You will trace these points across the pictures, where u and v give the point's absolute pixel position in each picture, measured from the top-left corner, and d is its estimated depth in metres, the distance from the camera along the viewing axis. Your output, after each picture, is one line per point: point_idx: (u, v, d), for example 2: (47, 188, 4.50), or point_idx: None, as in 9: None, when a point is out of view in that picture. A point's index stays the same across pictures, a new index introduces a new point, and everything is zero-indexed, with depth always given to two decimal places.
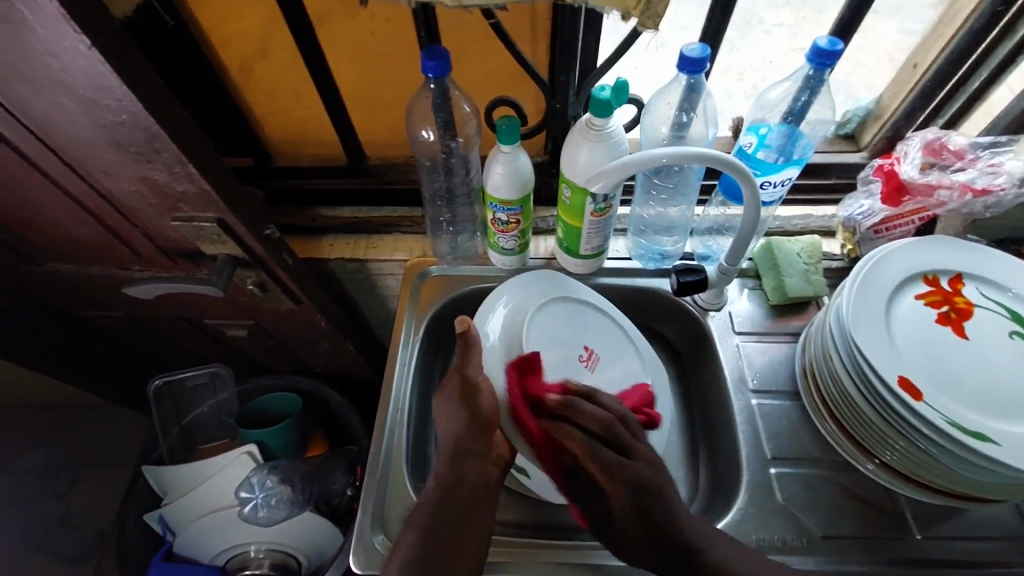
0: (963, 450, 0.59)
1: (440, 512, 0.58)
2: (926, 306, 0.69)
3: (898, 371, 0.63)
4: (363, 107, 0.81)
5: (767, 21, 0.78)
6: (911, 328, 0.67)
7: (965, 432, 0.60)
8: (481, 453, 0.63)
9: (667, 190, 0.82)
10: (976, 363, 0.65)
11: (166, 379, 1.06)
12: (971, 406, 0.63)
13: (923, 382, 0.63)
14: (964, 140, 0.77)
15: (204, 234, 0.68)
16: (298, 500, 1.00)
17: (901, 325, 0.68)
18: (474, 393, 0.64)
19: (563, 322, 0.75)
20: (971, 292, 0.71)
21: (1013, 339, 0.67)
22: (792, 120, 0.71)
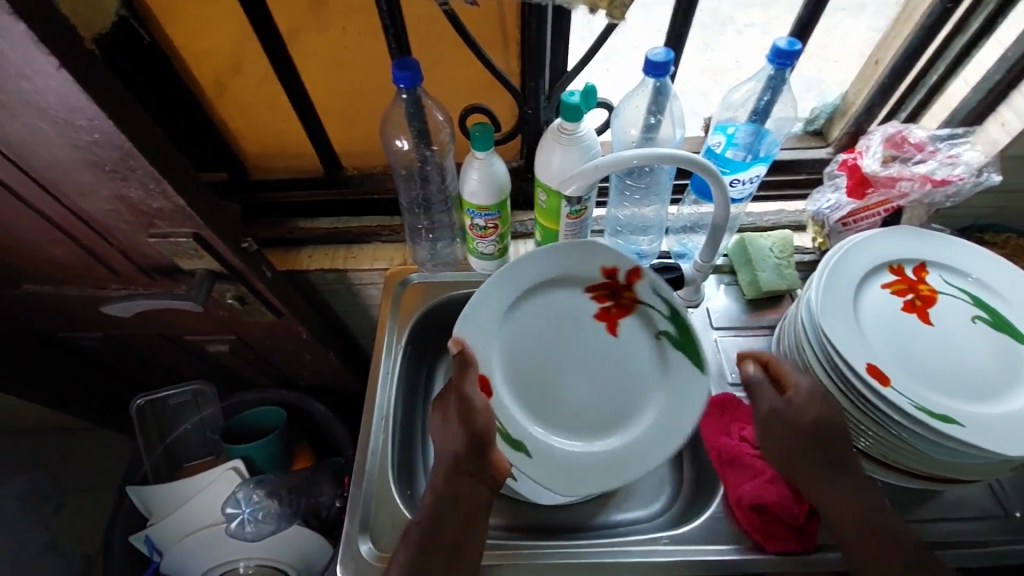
0: (929, 434, 0.61)
1: (429, 537, 0.62)
2: (891, 294, 0.71)
3: (867, 358, 0.65)
4: (338, 119, 0.82)
5: (739, 22, 0.80)
6: (876, 314, 0.70)
7: (930, 415, 0.62)
8: (476, 474, 0.64)
9: (640, 190, 0.83)
10: (942, 347, 0.68)
11: (148, 398, 1.06)
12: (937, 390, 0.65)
13: (889, 367, 0.65)
14: (924, 133, 0.79)
15: (181, 250, 0.67)
16: (285, 514, 0.99)
17: (863, 312, 0.70)
18: (471, 414, 0.64)
19: (560, 340, 0.77)
20: (935, 279, 0.73)
21: (976, 323, 0.69)
22: (758, 119, 0.73)
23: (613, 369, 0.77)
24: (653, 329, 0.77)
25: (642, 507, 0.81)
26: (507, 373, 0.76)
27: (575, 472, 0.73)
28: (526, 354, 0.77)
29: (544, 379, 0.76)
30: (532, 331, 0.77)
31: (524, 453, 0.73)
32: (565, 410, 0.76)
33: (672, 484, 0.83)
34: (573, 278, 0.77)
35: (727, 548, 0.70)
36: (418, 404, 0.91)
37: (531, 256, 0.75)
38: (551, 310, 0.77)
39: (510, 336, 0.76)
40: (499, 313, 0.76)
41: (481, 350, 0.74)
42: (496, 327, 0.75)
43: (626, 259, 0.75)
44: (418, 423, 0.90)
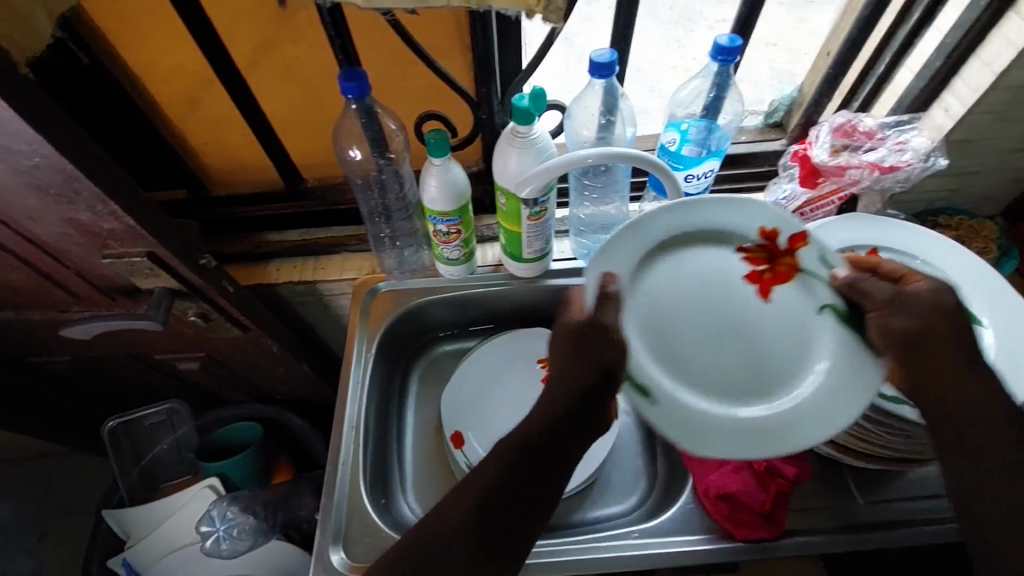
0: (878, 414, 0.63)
1: (512, 484, 0.54)
2: (743, 263, 0.68)
3: None
4: (295, 131, 0.82)
5: (709, 18, 0.83)
6: (712, 293, 0.68)
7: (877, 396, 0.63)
8: (588, 421, 0.58)
9: (598, 189, 0.85)
10: (782, 323, 0.66)
11: (122, 420, 1.04)
12: (736, 387, 0.65)
13: None
14: (872, 121, 0.80)
15: (137, 270, 0.67)
16: (262, 529, 0.99)
17: (703, 292, 0.68)
18: (601, 339, 0.59)
19: (699, 303, 0.67)
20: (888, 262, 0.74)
21: None
22: (709, 116, 0.75)
23: (767, 339, 0.66)
24: (823, 296, 0.64)
25: (618, 502, 0.83)
26: (643, 328, 0.66)
27: (702, 436, 0.62)
28: (664, 309, 0.67)
29: (670, 345, 0.66)
30: (680, 284, 0.68)
31: (648, 399, 0.62)
32: (752, 380, 0.65)
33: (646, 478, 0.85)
34: (716, 237, 0.69)
35: (697, 539, 0.70)
36: (392, 412, 0.92)
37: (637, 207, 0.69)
38: (717, 271, 0.68)
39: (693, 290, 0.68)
40: (637, 258, 0.67)
41: (628, 288, 0.66)
42: (634, 267, 0.67)
43: (791, 220, 0.66)
44: (392, 431, 0.90)
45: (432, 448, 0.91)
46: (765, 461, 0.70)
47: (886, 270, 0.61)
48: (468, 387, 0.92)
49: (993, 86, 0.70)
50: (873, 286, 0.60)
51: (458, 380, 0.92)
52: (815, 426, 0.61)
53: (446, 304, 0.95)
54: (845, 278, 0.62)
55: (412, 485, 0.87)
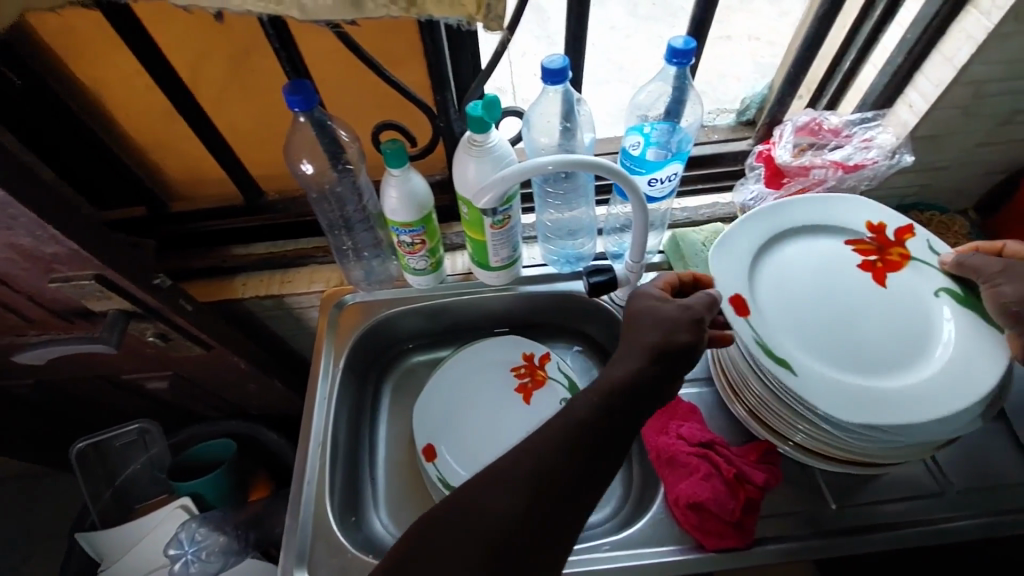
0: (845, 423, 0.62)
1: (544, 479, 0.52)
2: (854, 253, 0.73)
3: (797, 350, 0.65)
4: (250, 144, 0.80)
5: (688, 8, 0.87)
6: (827, 277, 0.71)
7: (848, 402, 0.62)
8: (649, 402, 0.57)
9: (560, 197, 0.83)
10: (875, 307, 0.68)
11: (90, 441, 1.03)
12: (875, 364, 0.65)
13: (822, 353, 0.65)
14: (838, 118, 0.80)
15: (86, 292, 0.65)
16: (232, 549, 0.96)
17: (812, 277, 0.71)
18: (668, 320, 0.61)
19: (808, 288, 0.70)
20: (910, 248, 0.73)
21: (939, 296, 0.68)
22: (671, 118, 0.75)
23: (894, 320, 0.68)
24: (936, 282, 0.69)
25: (593, 512, 0.82)
26: (773, 308, 0.68)
27: (851, 404, 0.62)
28: (790, 292, 0.70)
29: (805, 323, 0.67)
30: (783, 275, 0.71)
31: (788, 368, 0.64)
32: (880, 354, 0.65)
33: (621, 488, 0.84)
34: (833, 230, 0.74)
35: (669, 550, 0.69)
36: (363, 426, 0.90)
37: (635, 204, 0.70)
38: (818, 261, 0.72)
39: (796, 278, 0.71)
40: (746, 249, 0.72)
41: (741, 272, 0.70)
42: (747, 257, 0.71)
43: (894, 216, 0.74)
44: (363, 446, 0.89)
45: (404, 460, 0.90)
46: (733, 467, 0.68)
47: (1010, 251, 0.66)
48: (439, 398, 0.91)
49: (955, 82, 0.68)
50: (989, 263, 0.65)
51: (428, 391, 0.91)
52: (952, 395, 0.62)
53: (414, 314, 0.93)
54: (953, 258, 0.68)
55: (383, 498, 0.86)
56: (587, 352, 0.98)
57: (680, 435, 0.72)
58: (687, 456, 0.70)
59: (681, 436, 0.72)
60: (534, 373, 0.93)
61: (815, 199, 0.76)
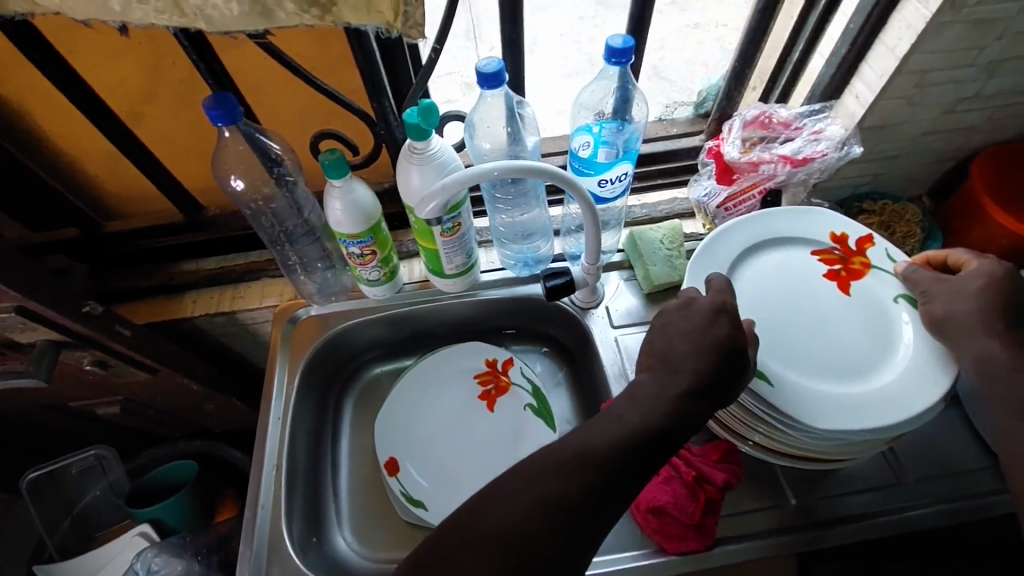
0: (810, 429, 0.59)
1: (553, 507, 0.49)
2: (818, 263, 0.69)
3: (765, 355, 0.63)
4: (182, 159, 0.77)
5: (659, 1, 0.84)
6: (797, 284, 0.67)
7: (813, 407, 0.59)
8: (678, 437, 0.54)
9: (511, 202, 0.80)
10: (840, 313, 0.66)
11: (43, 471, 0.98)
12: (845, 370, 0.62)
13: (788, 358, 0.62)
14: (788, 111, 0.80)
15: (8, 325, 0.62)
16: (195, 569, 0.91)
17: (783, 284, 0.68)
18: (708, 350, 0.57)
19: (769, 296, 0.67)
20: (875, 255, 0.69)
21: (898, 303, 0.65)
22: (619, 117, 0.74)
23: (857, 327, 0.65)
24: (893, 288, 0.66)
25: None
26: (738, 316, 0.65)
27: (813, 411, 0.59)
28: (753, 301, 0.66)
29: (770, 331, 0.64)
30: (746, 284, 0.68)
31: (765, 382, 0.61)
32: (842, 361, 0.63)
33: None
34: (796, 238, 0.71)
35: (633, 555, 0.68)
36: (324, 442, 0.88)
37: (585, 206, 0.69)
38: (781, 268, 0.69)
39: (758, 285, 0.67)
40: (708, 257, 0.68)
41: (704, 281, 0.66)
42: (709, 266, 0.68)
43: (854, 226, 0.71)
44: (325, 463, 0.87)
45: (368, 474, 0.88)
46: (692, 470, 0.68)
47: (954, 261, 0.64)
48: (399, 410, 0.88)
49: (898, 71, 0.68)
50: (927, 279, 0.63)
51: (388, 404, 0.88)
52: (914, 400, 0.59)
53: (375, 326, 0.92)
54: (902, 271, 0.66)
55: (347, 514, 0.84)
56: (552, 354, 0.97)
57: None
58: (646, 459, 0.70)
59: None
60: (498, 379, 0.91)
61: (782, 210, 0.73)
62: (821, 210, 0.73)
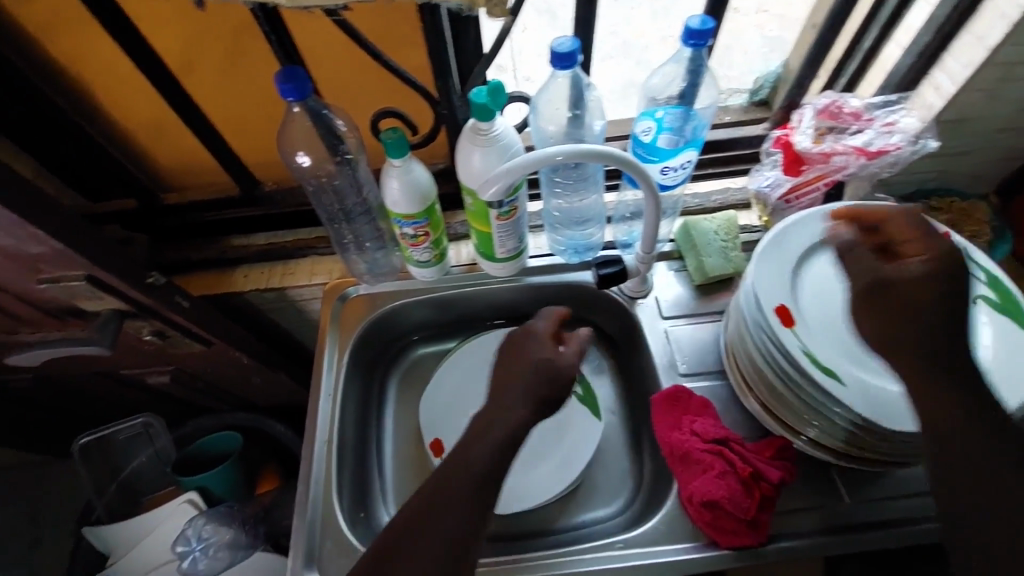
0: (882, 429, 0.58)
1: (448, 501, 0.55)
2: None
3: (835, 352, 0.61)
4: (243, 134, 0.77)
5: None
6: None
7: (885, 406, 0.58)
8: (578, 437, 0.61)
9: (570, 186, 0.79)
10: None
11: (94, 436, 1.01)
12: None
13: (857, 356, 0.61)
14: (859, 101, 0.76)
15: (77, 292, 0.63)
16: (242, 543, 0.95)
17: None
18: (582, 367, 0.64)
19: (837, 292, 0.65)
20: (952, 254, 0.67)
21: (979, 305, 0.64)
22: (685, 102, 0.70)
23: None
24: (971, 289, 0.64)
25: (605, 506, 0.82)
26: (806, 311, 0.64)
27: (884, 410, 0.58)
28: (821, 297, 0.65)
29: (840, 327, 0.63)
30: (814, 278, 0.66)
31: (836, 380, 0.59)
32: None
33: (633, 483, 0.84)
34: None
35: (684, 548, 0.68)
36: (370, 420, 0.89)
37: (647, 193, 0.67)
38: None
39: (825, 280, 0.66)
40: (777, 249, 0.66)
41: (772, 274, 0.65)
42: (778, 258, 0.66)
43: (929, 223, 0.69)
44: (371, 440, 0.88)
45: (412, 453, 0.88)
46: (749, 466, 0.67)
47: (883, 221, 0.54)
48: (446, 391, 0.88)
49: (986, 63, 0.65)
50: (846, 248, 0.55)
51: (435, 385, 0.89)
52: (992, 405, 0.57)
53: (423, 307, 0.91)
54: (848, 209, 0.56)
55: (392, 491, 0.85)
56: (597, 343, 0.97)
57: (687, 428, 0.71)
58: (697, 449, 0.69)
59: (688, 428, 0.71)
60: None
61: (854, 204, 0.70)
62: (895, 205, 0.71)
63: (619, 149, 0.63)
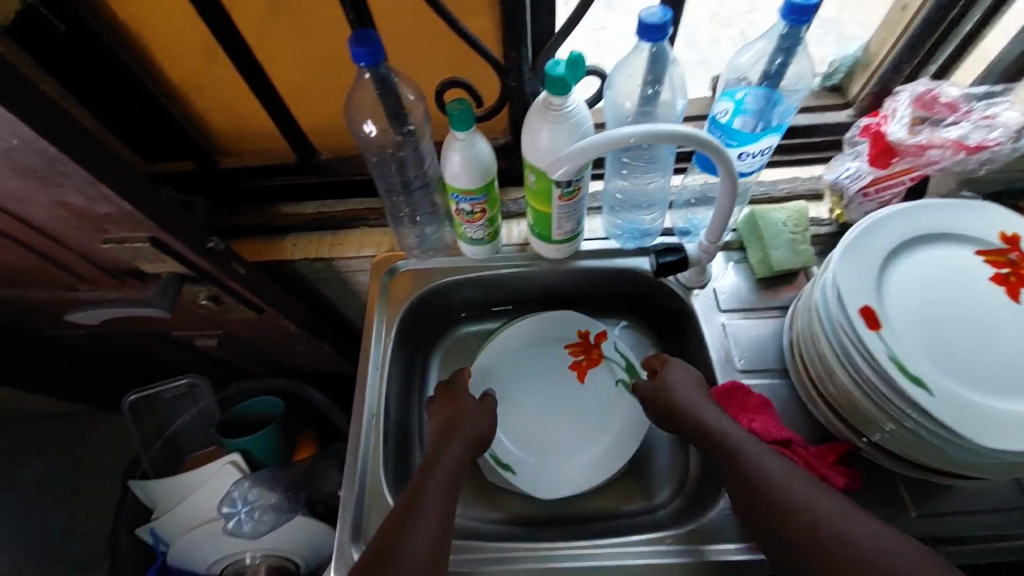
0: (970, 443, 0.54)
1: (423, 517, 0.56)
2: (985, 264, 0.63)
3: (921, 358, 0.58)
4: (304, 99, 0.75)
5: None
6: (958, 284, 0.62)
7: (974, 419, 0.55)
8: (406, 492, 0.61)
9: (640, 166, 0.76)
10: (1008, 321, 0.60)
11: (142, 394, 1.03)
12: (1012, 384, 0.56)
13: (945, 365, 0.57)
14: (957, 90, 0.70)
15: (140, 254, 0.62)
16: (284, 507, 0.98)
17: (942, 283, 0.62)
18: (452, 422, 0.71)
19: (924, 295, 0.61)
20: None
21: None
22: (770, 83, 0.65)
23: None
24: None
25: (649, 496, 0.81)
26: (891, 313, 0.60)
27: (973, 423, 0.54)
28: (908, 299, 0.61)
29: (928, 333, 0.59)
30: (899, 279, 0.62)
31: (924, 390, 0.56)
32: (1009, 373, 0.57)
33: (677, 474, 0.82)
34: (959, 233, 0.65)
35: (735, 548, 0.66)
36: (413, 395, 0.88)
37: (726, 179, 0.63)
38: (940, 265, 0.63)
39: (912, 282, 0.62)
40: (861, 246, 0.63)
41: (855, 272, 0.61)
42: (861, 256, 0.62)
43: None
44: (415, 415, 0.87)
45: None
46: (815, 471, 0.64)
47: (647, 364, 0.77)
48: (493, 371, 0.87)
49: None
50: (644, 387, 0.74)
51: (479, 364, 0.87)
52: None
53: (471, 285, 0.89)
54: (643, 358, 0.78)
55: None
56: (642, 331, 0.94)
57: (749, 418, 0.69)
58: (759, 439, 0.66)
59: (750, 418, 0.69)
60: (590, 351, 0.88)
61: (946, 201, 0.66)
62: (990, 205, 0.66)
63: (701, 133, 0.59)
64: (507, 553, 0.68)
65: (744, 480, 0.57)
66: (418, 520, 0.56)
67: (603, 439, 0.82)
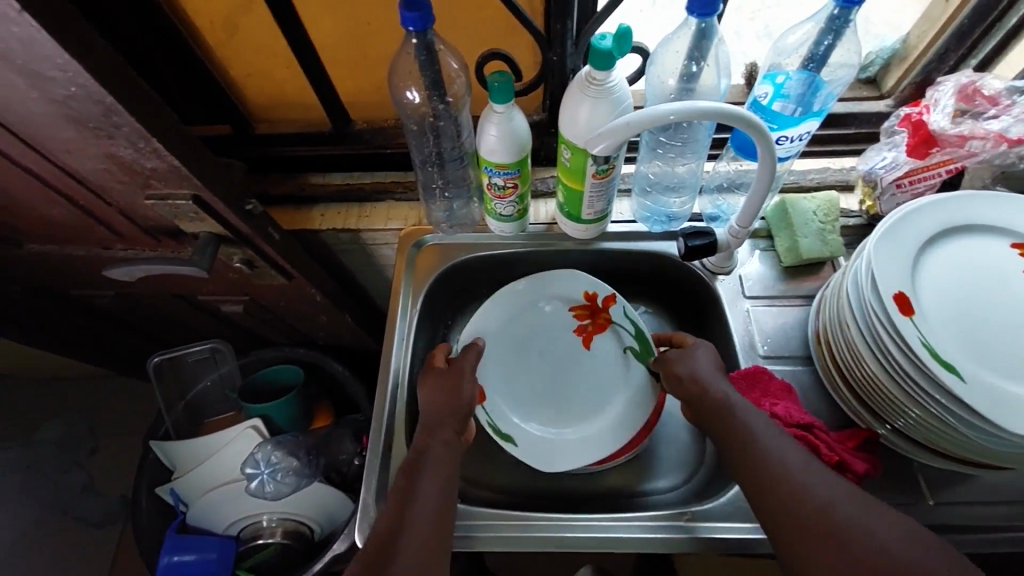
0: (999, 430, 0.55)
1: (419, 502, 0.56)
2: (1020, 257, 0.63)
3: (952, 346, 0.58)
4: (343, 67, 0.76)
5: None
6: (992, 276, 0.62)
7: (1004, 407, 0.55)
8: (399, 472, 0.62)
9: (675, 148, 0.76)
10: None
11: (167, 356, 1.05)
12: None
13: (975, 354, 0.58)
14: (1001, 83, 0.70)
15: (180, 212, 0.63)
16: (305, 473, 1.01)
17: (975, 274, 0.62)
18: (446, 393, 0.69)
19: (957, 285, 0.62)
20: None
21: None
22: (813, 66, 0.65)
23: None
24: None
25: (665, 478, 0.82)
26: (923, 301, 0.61)
27: (1003, 411, 0.55)
28: (940, 289, 0.61)
29: (959, 322, 0.59)
30: (932, 269, 0.63)
31: (955, 376, 0.56)
32: None
33: (694, 456, 0.82)
34: (996, 225, 0.65)
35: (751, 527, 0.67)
36: None
37: (766, 155, 0.62)
38: (973, 256, 0.63)
39: (944, 272, 0.63)
40: (896, 235, 0.63)
41: (889, 260, 0.62)
42: (896, 244, 0.62)
43: None
44: None
45: None
46: (834, 455, 0.64)
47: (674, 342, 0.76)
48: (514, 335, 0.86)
49: None
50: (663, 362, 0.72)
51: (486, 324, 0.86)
52: None
53: (493, 261, 0.89)
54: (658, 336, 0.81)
55: None
56: (663, 316, 0.94)
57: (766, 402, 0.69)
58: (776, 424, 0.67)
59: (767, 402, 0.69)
60: (597, 316, 0.86)
61: (984, 194, 0.66)
62: None
63: (742, 109, 0.58)
64: (518, 521, 0.69)
65: (756, 471, 0.55)
66: (417, 497, 0.57)
67: (608, 404, 0.82)
